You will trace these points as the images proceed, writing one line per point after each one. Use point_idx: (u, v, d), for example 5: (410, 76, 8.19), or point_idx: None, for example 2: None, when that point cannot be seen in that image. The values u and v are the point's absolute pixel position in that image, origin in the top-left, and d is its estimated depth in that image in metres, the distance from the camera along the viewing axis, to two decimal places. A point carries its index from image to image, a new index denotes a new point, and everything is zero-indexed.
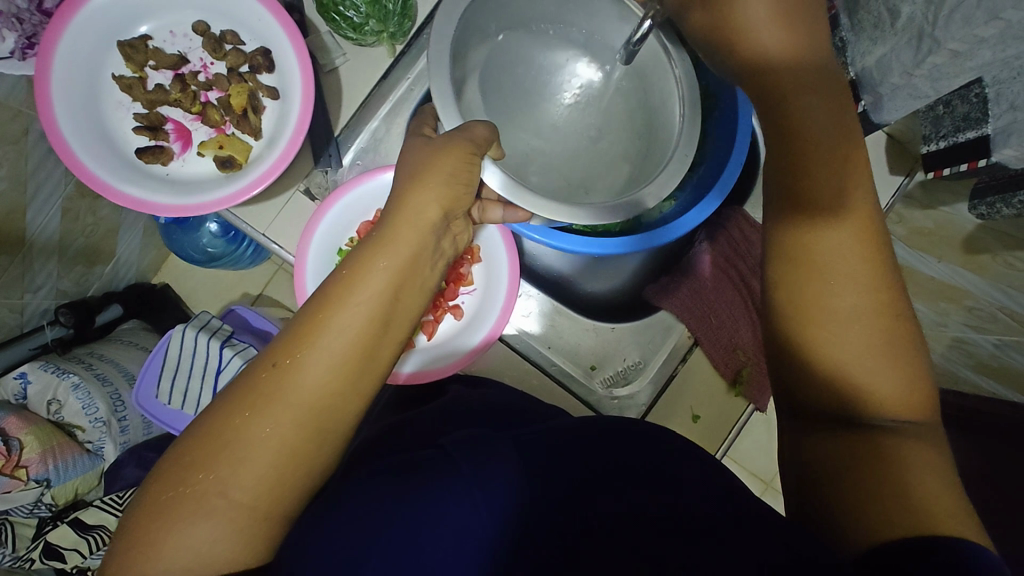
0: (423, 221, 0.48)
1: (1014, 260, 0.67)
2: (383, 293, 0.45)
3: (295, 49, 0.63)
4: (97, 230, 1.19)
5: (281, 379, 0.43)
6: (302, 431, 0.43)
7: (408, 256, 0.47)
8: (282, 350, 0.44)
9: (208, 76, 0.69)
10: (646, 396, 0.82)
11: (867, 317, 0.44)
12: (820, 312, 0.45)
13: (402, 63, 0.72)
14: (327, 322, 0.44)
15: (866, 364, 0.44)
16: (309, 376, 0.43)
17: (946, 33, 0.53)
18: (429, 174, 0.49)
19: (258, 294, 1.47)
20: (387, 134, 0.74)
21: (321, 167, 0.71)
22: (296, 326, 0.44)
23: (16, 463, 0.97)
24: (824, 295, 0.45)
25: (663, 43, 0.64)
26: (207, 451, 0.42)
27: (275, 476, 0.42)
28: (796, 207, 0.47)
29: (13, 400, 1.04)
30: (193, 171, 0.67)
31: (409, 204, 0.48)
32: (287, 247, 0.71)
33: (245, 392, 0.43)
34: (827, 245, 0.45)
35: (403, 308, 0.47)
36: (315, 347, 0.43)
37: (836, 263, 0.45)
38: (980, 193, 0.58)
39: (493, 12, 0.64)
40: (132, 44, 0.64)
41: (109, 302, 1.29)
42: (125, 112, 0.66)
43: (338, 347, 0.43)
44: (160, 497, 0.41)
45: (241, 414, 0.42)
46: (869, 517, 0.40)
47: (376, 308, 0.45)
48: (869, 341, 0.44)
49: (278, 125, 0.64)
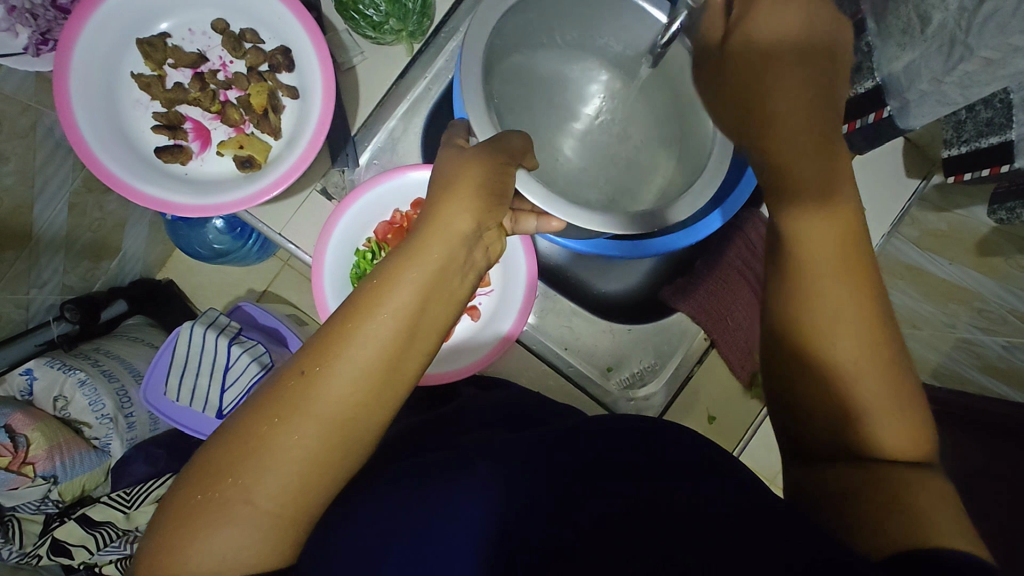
0: (455, 233, 0.48)
1: None
2: (412, 304, 0.45)
3: (316, 48, 0.63)
4: (103, 225, 1.18)
5: (308, 388, 0.43)
6: (327, 439, 0.43)
7: (437, 268, 0.46)
8: (310, 359, 0.44)
9: (227, 74, 0.68)
10: (661, 399, 0.83)
11: (867, 339, 0.49)
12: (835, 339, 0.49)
13: (420, 62, 0.71)
14: (357, 332, 0.43)
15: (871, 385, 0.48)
16: (335, 388, 0.43)
17: (978, 41, 0.52)
18: (459, 183, 0.49)
19: (263, 291, 1.47)
20: (404, 133, 0.73)
21: (338, 166, 0.70)
22: (325, 336, 0.44)
23: (23, 459, 0.96)
24: (839, 325, 0.49)
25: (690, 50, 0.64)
26: (235, 458, 0.42)
27: (297, 485, 0.42)
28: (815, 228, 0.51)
29: (19, 397, 1.04)
30: (212, 171, 0.66)
31: (441, 215, 0.48)
32: (304, 246, 0.70)
33: (272, 399, 0.43)
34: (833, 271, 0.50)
35: (429, 320, 0.46)
36: (342, 358, 0.43)
37: (837, 287, 0.50)
38: (1000, 199, 0.58)
39: (514, 27, 0.64)
40: (152, 42, 0.64)
41: (114, 298, 1.29)
42: (143, 110, 0.66)
43: (364, 359, 0.43)
44: (190, 500, 0.41)
45: (268, 422, 0.42)
46: (887, 527, 0.43)
47: (403, 320, 0.44)
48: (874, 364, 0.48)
49: (298, 126, 0.64)
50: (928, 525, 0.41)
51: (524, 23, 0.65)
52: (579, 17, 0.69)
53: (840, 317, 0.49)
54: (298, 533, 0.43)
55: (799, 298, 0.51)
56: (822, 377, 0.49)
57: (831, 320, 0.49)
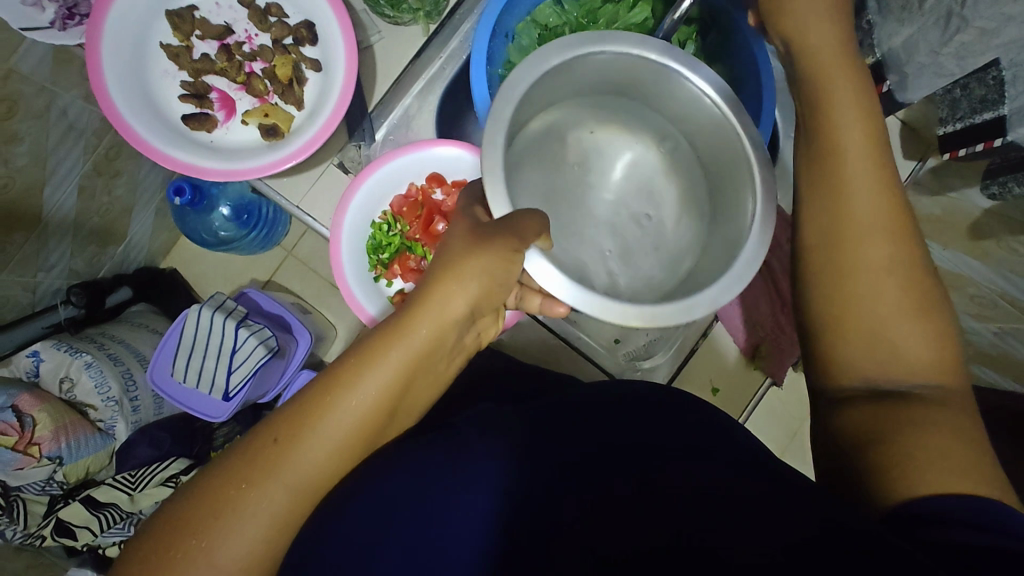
0: (442, 317, 0.51)
1: (1017, 245, 0.70)
2: (392, 382, 0.49)
3: (340, 21, 0.65)
4: (110, 209, 1.19)
5: (283, 455, 0.46)
6: (320, 485, 0.48)
7: (419, 349, 0.50)
8: (284, 428, 0.47)
9: (252, 47, 0.70)
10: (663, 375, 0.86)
11: (897, 304, 0.48)
12: (856, 303, 0.48)
13: (435, 42, 0.73)
14: (332, 406, 0.48)
15: (896, 324, 0.47)
16: (309, 456, 0.47)
17: (974, 11, 0.58)
18: (460, 269, 0.52)
19: (267, 280, 1.45)
20: (420, 110, 0.75)
21: (354, 140, 0.73)
22: (301, 402, 0.48)
23: (29, 440, 0.97)
24: (864, 287, 0.48)
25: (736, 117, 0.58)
26: (202, 518, 0.44)
27: (265, 544, 0.45)
28: (833, 197, 0.50)
29: (25, 378, 1.05)
30: (235, 139, 0.68)
31: (433, 300, 0.51)
32: (321, 218, 0.72)
33: (245, 463, 0.46)
34: (869, 246, 0.48)
35: (417, 386, 0.52)
36: (318, 430, 0.47)
37: (865, 244, 0.49)
38: (993, 174, 0.63)
39: (549, 90, 0.63)
40: (180, 14, 0.66)
41: (120, 284, 1.30)
42: (171, 80, 0.68)
43: (337, 430, 0.48)
44: (158, 552, 0.44)
45: (237, 485, 0.45)
46: (882, 486, 0.42)
47: (381, 397, 0.49)
48: (899, 301, 0.47)
49: (320, 98, 0.66)
50: (906, 481, 0.41)
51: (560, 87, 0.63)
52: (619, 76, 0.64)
53: (864, 278, 0.48)
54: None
55: (821, 269, 0.50)
56: (836, 347, 0.50)
57: (852, 281, 0.49)
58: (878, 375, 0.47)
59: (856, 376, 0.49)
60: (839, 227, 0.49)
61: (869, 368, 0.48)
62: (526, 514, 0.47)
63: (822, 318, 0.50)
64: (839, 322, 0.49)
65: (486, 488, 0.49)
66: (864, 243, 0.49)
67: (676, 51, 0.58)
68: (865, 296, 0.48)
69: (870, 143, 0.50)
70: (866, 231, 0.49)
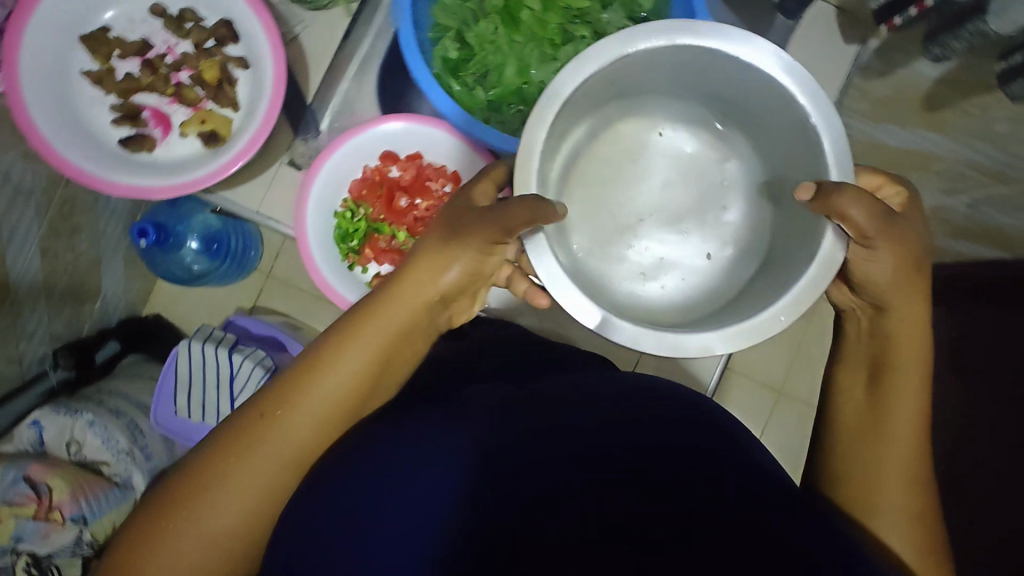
0: (425, 295, 0.54)
1: (971, 107, 0.73)
2: (376, 362, 0.52)
3: (256, 12, 0.64)
4: (76, 266, 1.16)
5: (272, 424, 0.49)
6: (295, 468, 0.50)
7: (402, 328, 0.54)
8: (274, 401, 0.50)
9: (174, 57, 0.69)
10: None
11: (902, 520, 0.51)
12: (872, 448, 0.53)
13: (360, 21, 0.72)
14: (318, 385, 0.51)
15: (893, 489, 0.52)
16: (298, 428, 0.50)
17: None
18: (452, 246, 0.54)
19: (252, 307, 1.39)
20: (359, 92, 0.74)
21: (300, 136, 0.72)
22: (290, 376, 0.51)
23: (48, 506, 0.97)
24: (881, 445, 0.53)
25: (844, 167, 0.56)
26: (193, 483, 0.48)
27: (250, 514, 0.48)
28: (878, 364, 0.56)
29: (31, 448, 1.04)
30: (178, 153, 0.68)
31: (414, 275, 0.54)
32: (283, 220, 0.72)
33: (236, 433, 0.49)
34: (898, 424, 0.53)
35: (393, 373, 0.55)
36: (305, 402, 0.50)
37: (896, 418, 0.53)
38: (932, 36, 0.68)
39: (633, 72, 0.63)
40: (95, 37, 0.66)
41: (106, 339, 1.27)
42: (100, 106, 0.67)
43: (324, 406, 0.51)
44: (154, 518, 0.47)
45: (229, 454, 0.48)
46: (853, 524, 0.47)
47: (366, 378, 0.52)
48: (905, 506, 0.51)
49: (254, 95, 0.65)
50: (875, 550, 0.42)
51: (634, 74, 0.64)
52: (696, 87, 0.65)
53: (884, 442, 0.53)
54: (257, 551, 0.49)
55: (844, 409, 0.56)
56: (852, 470, 0.54)
57: (877, 427, 0.54)
58: (869, 501, 0.52)
59: (845, 487, 0.53)
60: (883, 390, 0.55)
61: (858, 483, 0.53)
62: (484, 493, 0.42)
63: (838, 455, 0.55)
64: (856, 448, 0.54)
65: (433, 477, 0.43)
66: (894, 416, 0.53)
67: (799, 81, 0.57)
68: (881, 455, 0.53)
69: (917, 409, 0.54)
70: (897, 398, 0.54)
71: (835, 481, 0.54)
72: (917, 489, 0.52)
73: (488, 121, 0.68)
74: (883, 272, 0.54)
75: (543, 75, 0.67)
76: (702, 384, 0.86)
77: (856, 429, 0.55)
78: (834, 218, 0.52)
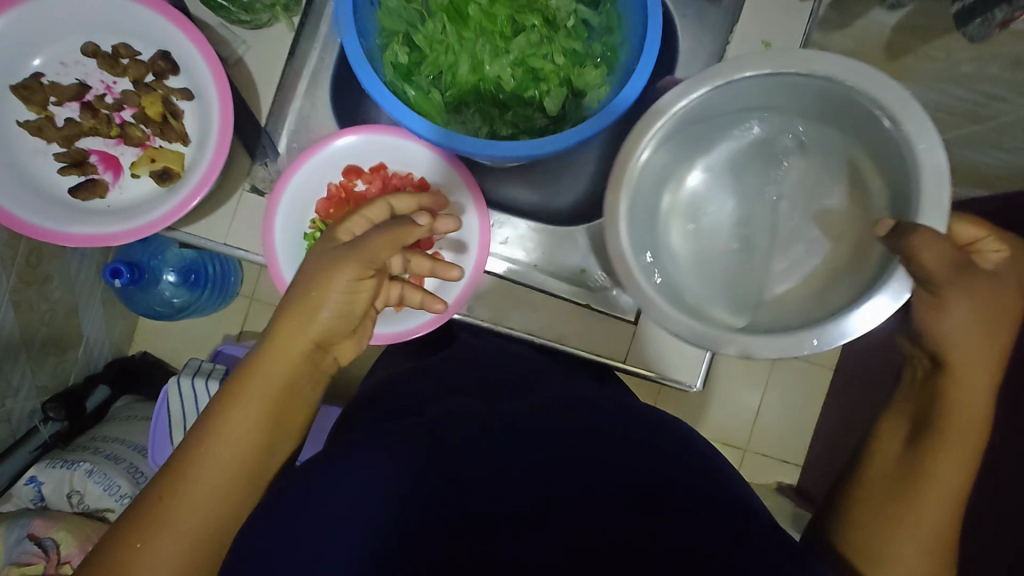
0: (294, 351, 0.58)
1: (932, 48, 0.76)
2: (261, 420, 0.56)
3: (192, 40, 0.62)
4: (55, 315, 1.09)
5: (168, 506, 0.52)
6: (214, 523, 0.53)
7: (281, 384, 0.57)
8: (168, 485, 0.53)
9: (114, 96, 0.67)
10: (629, 310, 0.74)
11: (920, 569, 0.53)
12: (904, 507, 0.54)
13: (304, 34, 0.70)
14: (209, 451, 0.54)
15: (915, 547, 0.53)
16: (195, 503, 0.52)
17: None
18: (316, 289, 0.57)
19: (240, 332, 1.38)
20: (314, 109, 0.72)
21: (259, 160, 0.69)
22: (178, 459, 0.54)
23: (58, 560, 0.96)
24: (921, 500, 0.54)
25: (940, 203, 0.53)
26: None
27: None
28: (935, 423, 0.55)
29: (32, 505, 1.05)
30: (132, 195, 0.66)
31: (282, 334, 0.57)
32: (252, 249, 0.69)
33: (134, 524, 0.51)
34: (938, 484, 0.54)
35: (288, 420, 0.58)
36: (199, 476, 0.53)
37: (935, 478, 0.54)
38: None
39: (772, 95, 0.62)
40: (27, 85, 0.63)
41: (95, 384, 1.24)
42: (44, 156, 0.65)
43: (219, 473, 0.53)
44: None
45: (132, 545, 0.51)
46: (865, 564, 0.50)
47: (254, 438, 0.55)
48: (926, 555, 0.53)
49: (202, 127, 0.63)
50: None
51: (779, 98, 0.62)
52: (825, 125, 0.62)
53: (922, 496, 0.54)
54: None
55: (884, 464, 0.57)
56: (881, 517, 0.55)
57: (916, 485, 0.54)
58: (890, 551, 0.53)
59: (864, 534, 0.55)
60: (934, 454, 0.54)
61: (882, 531, 0.54)
62: (416, 509, 0.46)
63: (875, 493, 0.56)
64: (896, 503, 0.54)
65: (361, 485, 0.48)
66: (937, 476, 0.54)
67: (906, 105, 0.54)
68: (919, 516, 0.54)
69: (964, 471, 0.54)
70: (946, 460, 0.54)
71: (856, 525, 0.56)
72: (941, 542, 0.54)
73: (448, 123, 0.67)
74: (958, 330, 0.53)
75: (498, 69, 0.65)
76: (701, 374, 0.74)
77: (888, 481, 0.56)
78: (908, 262, 0.53)
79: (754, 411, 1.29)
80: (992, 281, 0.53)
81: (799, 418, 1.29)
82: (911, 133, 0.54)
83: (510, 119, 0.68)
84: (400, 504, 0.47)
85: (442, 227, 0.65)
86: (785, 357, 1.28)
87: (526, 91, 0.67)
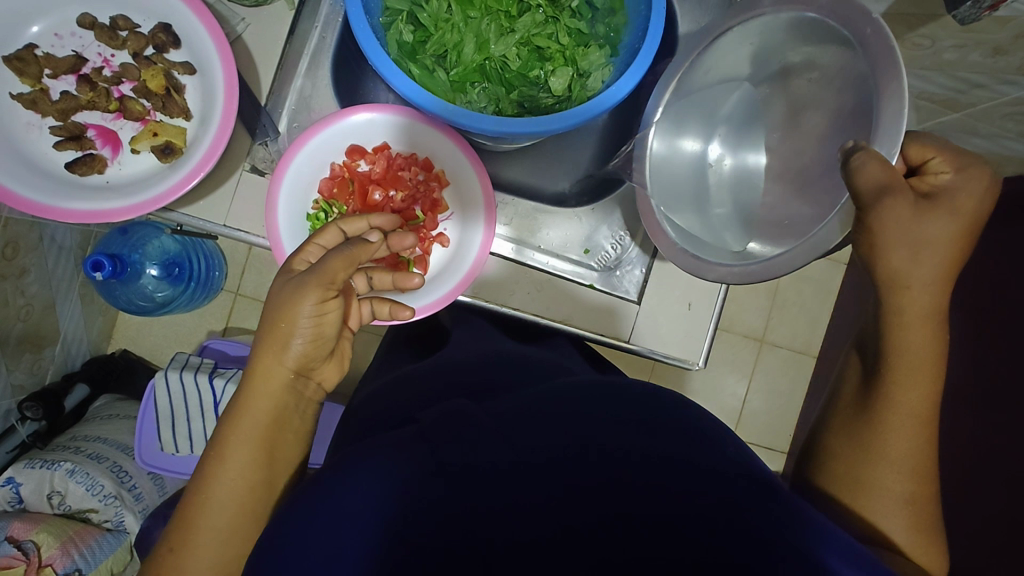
0: (273, 386, 0.58)
1: (919, 38, 0.80)
2: (256, 458, 0.57)
3: (196, 12, 0.61)
4: (32, 309, 1.02)
5: (175, 561, 0.53)
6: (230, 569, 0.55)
7: (270, 418, 0.58)
8: (175, 538, 0.54)
9: (113, 69, 0.66)
10: (633, 291, 0.76)
11: (896, 519, 0.55)
12: (876, 465, 0.56)
13: (305, 12, 0.70)
14: (209, 498, 0.55)
15: (876, 500, 0.56)
16: (201, 557, 0.53)
17: None
18: (285, 315, 0.56)
19: (225, 327, 1.32)
20: (315, 89, 0.72)
21: (259, 140, 0.69)
22: (184, 514, 0.55)
23: (39, 563, 0.93)
24: (893, 452, 0.56)
25: (896, 134, 0.49)
26: None
27: None
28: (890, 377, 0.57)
29: (9, 507, 0.98)
30: (132, 170, 0.65)
31: (258, 373, 0.57)
32: (253, 231, 0.68)
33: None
34: (902, 446, 0.56)
35: (281, 454, 0.59)
36: (202, 527, 0.54)
37: (900, 439, 0.56)
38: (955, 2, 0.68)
39: (764, 48, 0.62)
40: (20, 57, 0.61)
41: (73, 383, 1.17)
42: (38, 131, 0.64)
43: (223, 521, 0.55)
44: None
45: None
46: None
47: (248, 478, 0.56)
48: (904, 509, 0.56)
49: (206, 100, 0.63)
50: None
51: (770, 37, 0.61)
52: (819, 57, 0.58)
53: (889, 452, 0.56)
54: None
55: (848, 427, 0.59)
56: (859, 476, 0.57)
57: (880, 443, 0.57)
58: (871, 506, 0.56)
59: (847, 490, 0.58)
60: (895, 409, 0.56)
61: (856, 485, 0.57)
62: (419, 512, 0.44)
63: (846, 457, 0.58)
64: (870, 460, 0.57)
65: (359, 494, 0.43)
66: (898, 435, 0.56)
67: (868, 21, 0.51)
68: (889, 472, 0.56)
69: (926, 422, 0.56)
70: (902, 414, 0.56)
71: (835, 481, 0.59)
72: (918, 490, 0.56)
73: (454, 102, 0.67)
74: (934, 291, 0.54)
75: (503, 48, 0.65)
76: (704, 349, 0.74)
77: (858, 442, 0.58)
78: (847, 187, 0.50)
79: (741, 398, 1.31)
80: (925, 218, 0.52)
81: (786, 405, 1.31)
82: (873, 44, 0.51)
83: (516, 98, 0.68)
84: (402, 492, 0.44)
85: (395, 244, 0.64)
86: (772, 346, 1.30)
87: (532, 70, 0.67)
